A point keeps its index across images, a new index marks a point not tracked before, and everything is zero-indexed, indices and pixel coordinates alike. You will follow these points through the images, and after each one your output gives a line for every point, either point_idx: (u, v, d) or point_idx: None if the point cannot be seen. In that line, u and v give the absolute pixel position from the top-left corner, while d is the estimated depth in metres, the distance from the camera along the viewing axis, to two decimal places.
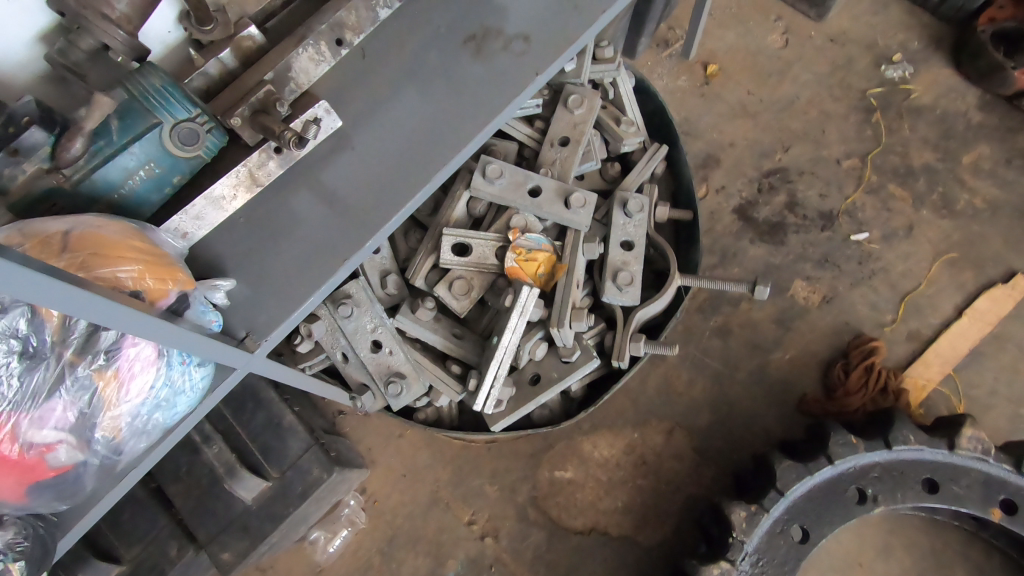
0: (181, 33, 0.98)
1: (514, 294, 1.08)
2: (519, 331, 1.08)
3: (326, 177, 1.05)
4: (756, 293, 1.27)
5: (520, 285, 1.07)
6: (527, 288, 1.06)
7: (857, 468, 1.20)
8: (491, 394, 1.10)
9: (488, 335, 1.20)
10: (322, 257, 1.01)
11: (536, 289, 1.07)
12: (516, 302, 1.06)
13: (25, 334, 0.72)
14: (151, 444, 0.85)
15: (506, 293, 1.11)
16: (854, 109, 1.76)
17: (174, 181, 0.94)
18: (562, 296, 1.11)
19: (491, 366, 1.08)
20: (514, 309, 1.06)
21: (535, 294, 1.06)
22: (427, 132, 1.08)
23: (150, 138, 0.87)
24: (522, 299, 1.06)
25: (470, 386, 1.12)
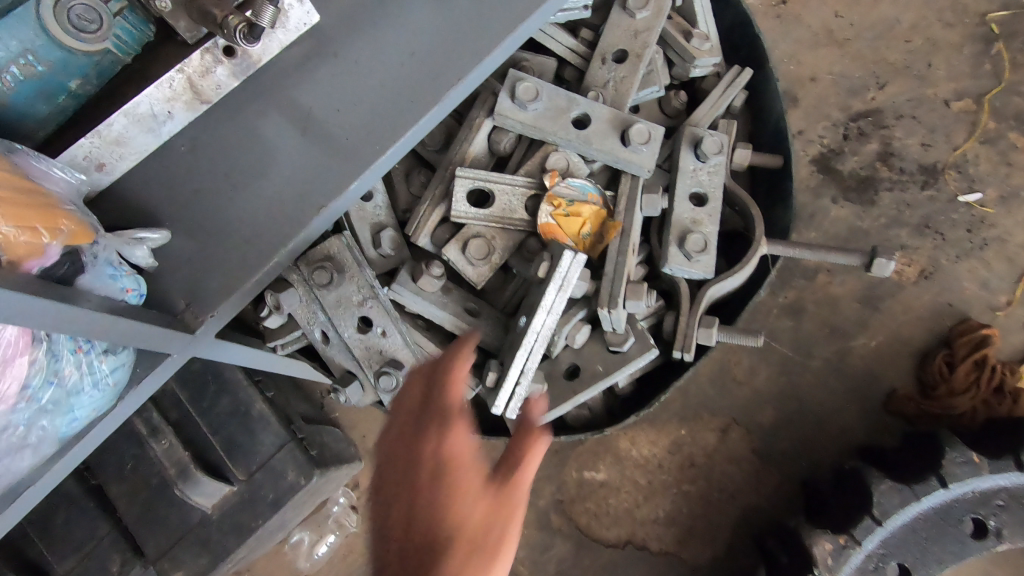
0: None
1: (551, 261, 0.80)
2: (556, 312, 0.81)
3: (300, 91, 0.76)
4: (875, 270, 0.99)
5: (560, 249, 0.79)
6: (570, 255, 0.78)
7: (975, 495, 0.94)
8: (516, 396, 0.85)
9: (512, 314, 0.94)
10: (295, 203, 0.74)
11: (579, 255, 0.78)
12: (554, 273, 0.79)
13: None
14: (39, 466, 0.60)
15: (539, 259, 0.82)
16: (969, 38, 1.40)
17: (71, 87, 0.67)
18: (612, 268, 0.83)
19: (514, 363, 0.82)
20: (551, 283, 0.78)
21: (580, 263, 0.79)
22: (438, 34, 0.78)
23: (20, 13, 0.59)
24: (562, 271, 0.78)
25: (488, 379, 0.86)
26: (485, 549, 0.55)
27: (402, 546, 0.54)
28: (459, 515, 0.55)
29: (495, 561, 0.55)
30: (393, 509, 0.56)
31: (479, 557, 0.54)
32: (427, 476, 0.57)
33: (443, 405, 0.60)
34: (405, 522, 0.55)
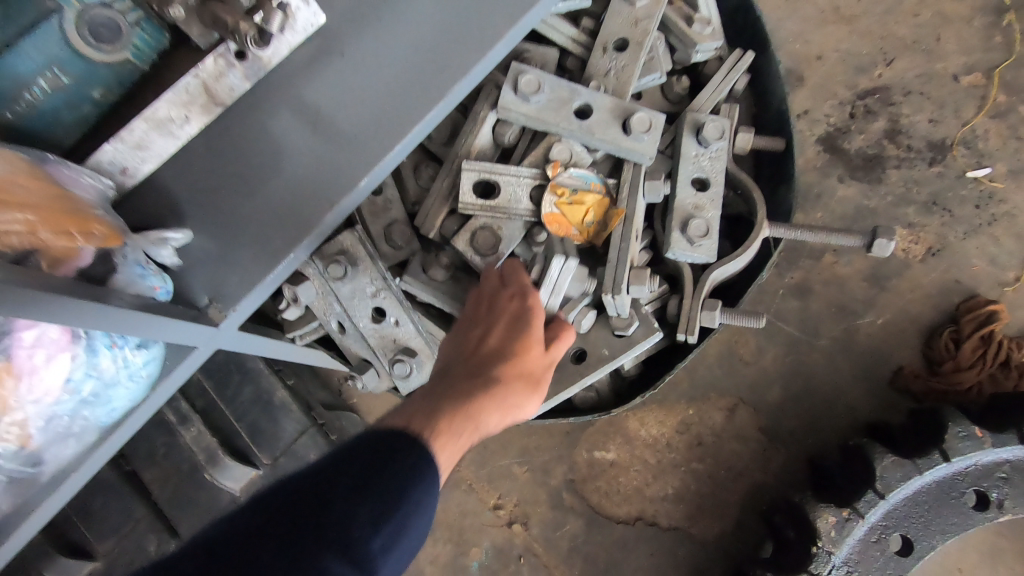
0: None
1: (543, 266, 0.86)
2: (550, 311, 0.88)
3: (309, 90, 0.78)
4: (875, 251, 1.01)
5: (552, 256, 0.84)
6: (560, 262, 0.84)
7: (978, 469, 0.96)
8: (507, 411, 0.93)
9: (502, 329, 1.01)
10: (306, 200, 0.77)
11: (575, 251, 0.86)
12: (546, 277, 0.85)
13: None
14: (84, 450, 0.66)
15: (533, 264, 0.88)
16: (979, 10, 1.38)
17: (96, 97, 0.70)
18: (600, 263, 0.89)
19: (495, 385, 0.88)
20: (545, 285, 0.85)
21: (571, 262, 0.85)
22: (440, 29, 0.80)
23: (48, 30, 0.63)
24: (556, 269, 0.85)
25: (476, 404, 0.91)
26: (532, 374, 0.75)
27: (476, 353, 0.74)
28: (527, 349, 0.75)
29: (537, 391, 0.75)
30: (472, 332, 0.77)
31: (526, 380, 0.74)
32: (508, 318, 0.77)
33: (520, 285, 0.81)
34: (480, 340, 0.75)
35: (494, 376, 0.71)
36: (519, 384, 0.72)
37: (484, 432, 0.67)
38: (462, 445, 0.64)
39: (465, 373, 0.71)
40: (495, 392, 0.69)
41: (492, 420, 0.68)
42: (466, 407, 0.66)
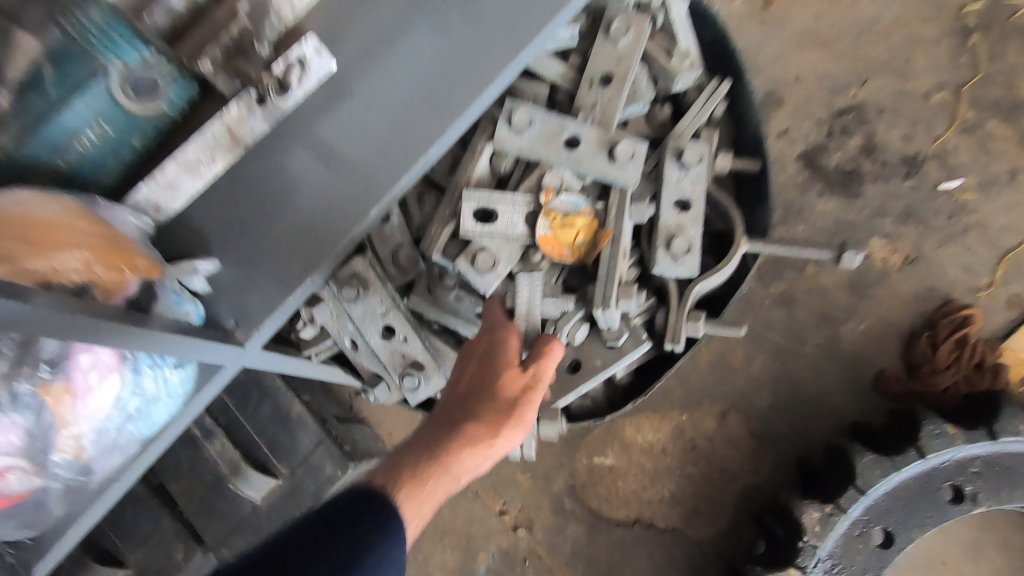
0: None
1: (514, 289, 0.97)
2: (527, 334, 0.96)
3: (323, 130, 0.87)
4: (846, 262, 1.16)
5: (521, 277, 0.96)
6: (528, 282, 0.95)
7: (952, 464, 1.02)
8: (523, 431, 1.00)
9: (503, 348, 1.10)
10: (320, 230, 0.85)
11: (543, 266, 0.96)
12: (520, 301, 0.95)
13: None
14: (127, 459, 0.72)
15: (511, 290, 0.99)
16: (947, 32, 1.47)
17: (135, 144, 0.78)
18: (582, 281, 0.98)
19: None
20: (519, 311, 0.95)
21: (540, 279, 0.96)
22: (440, 72, 0.89)
23: (97, 89, 0.70)
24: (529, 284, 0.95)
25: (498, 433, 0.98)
26: (508, 404, 0.77)
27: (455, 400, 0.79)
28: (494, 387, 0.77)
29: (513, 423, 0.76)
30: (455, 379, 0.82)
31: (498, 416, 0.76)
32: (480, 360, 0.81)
33: (494, 325, 0.84)
34: (458, 387, 0.80)
35: (461, 419, 0.76)
36: (487, 420, 0.75)
37: (453, 473, 0.72)
38: (425, 496, 0.70)
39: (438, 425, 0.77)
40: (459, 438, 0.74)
41: (458, 461, 0.72)
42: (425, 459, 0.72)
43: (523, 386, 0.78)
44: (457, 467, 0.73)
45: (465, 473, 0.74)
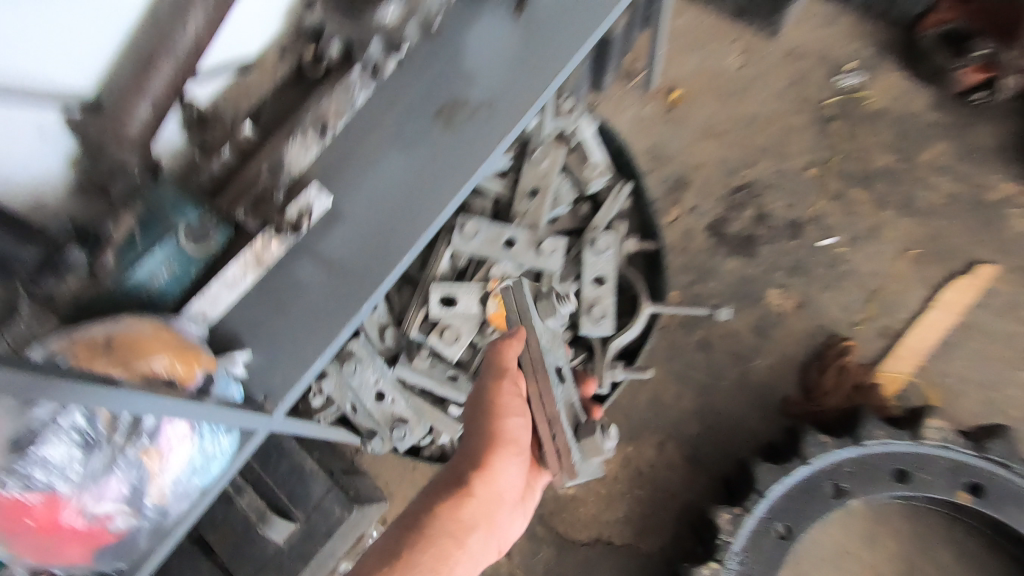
0: (184, 140, 1.18)
1: (473, 349, 1.31)
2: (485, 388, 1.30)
3: (324, 247, 1.19)
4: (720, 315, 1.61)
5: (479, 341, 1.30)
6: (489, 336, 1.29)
7: (830, 466, 1.30)
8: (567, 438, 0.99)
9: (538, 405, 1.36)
10: (325, 322, 1.15)
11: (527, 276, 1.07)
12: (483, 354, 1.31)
13: (83, 427, 0.83)
14: (192, 505, 0.98)
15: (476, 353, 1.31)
16: (812, 121, 1.85)
17: (192, 274, 1.10)
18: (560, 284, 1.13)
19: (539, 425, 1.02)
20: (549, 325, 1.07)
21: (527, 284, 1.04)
22: (407, 199, 1.21)
23: (169, 242, 1.03)
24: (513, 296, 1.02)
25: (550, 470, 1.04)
26: (476, 447, 1.02)
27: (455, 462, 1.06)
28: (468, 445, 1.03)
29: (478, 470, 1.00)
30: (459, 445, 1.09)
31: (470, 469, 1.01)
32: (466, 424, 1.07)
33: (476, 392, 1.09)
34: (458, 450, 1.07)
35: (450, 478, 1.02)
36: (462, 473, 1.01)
37: (444, 520, 0.97)
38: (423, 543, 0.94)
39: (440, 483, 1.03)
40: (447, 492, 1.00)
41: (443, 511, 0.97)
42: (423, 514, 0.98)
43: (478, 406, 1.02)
44: (452, 507, 0.98)
45: (460, 514, 0.98)
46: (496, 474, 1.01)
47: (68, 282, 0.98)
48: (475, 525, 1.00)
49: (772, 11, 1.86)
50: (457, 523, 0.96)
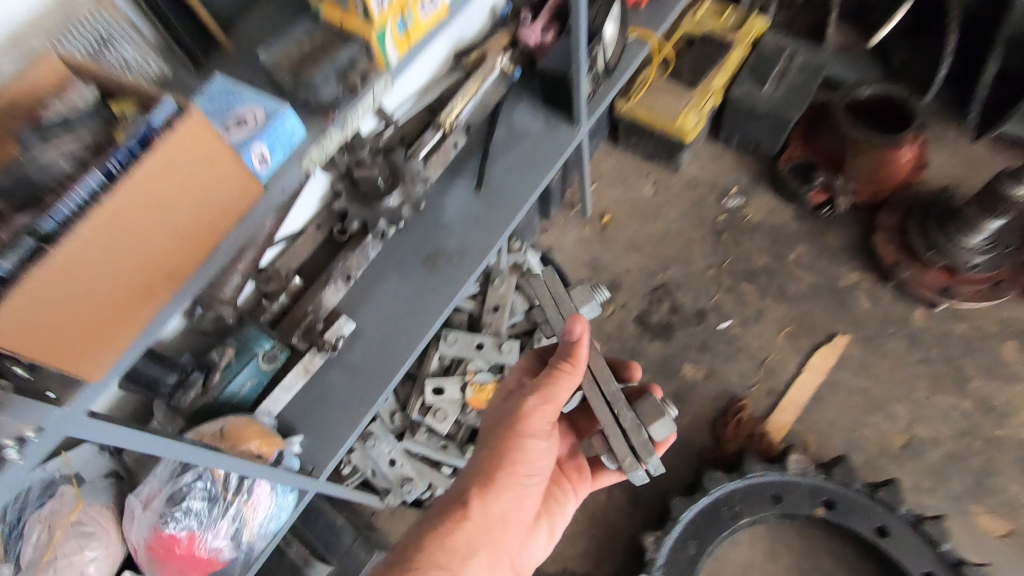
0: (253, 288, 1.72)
1: (459, 423, 1.83)
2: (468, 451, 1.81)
3: (350, 358, 1.72)
4: None
5: (463, 416, 1.81)
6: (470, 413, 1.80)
7: (725, 495, 1.77)
8: (632, 417, 1.26)
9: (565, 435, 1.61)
10: (352, 411, 1.66)
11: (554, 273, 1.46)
12: (468, 425, 1.82)
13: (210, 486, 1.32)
14: (269, 542, 1.45)
15: (463, 426, 1.83)
16: (709, 233, 2.45)
17: (262, 382, 1.62)
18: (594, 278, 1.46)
19: (600, 409, 1.29)
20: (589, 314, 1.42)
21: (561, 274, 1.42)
22: (405, 321, 1.77)
23: (252, 363, 1.56)
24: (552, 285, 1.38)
25: (613, 447, 1.26)
26: (498, 460, 1.24)
27: (475, 472, 1.26)
28: (493, 455, 1.25)
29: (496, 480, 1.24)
30: (479, 456, 1.28)
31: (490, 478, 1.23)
32: (491, 433, 1.28)
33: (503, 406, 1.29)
34: (479, 460, 1.27)
35: (471, 488, 1.24)
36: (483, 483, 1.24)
37: (467, 523, 1.20)
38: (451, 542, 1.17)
39: (460, 494, 1.23)
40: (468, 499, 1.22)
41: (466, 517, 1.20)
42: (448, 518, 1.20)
43: (511, 416, 1.26)
44: (469, 514, 1.20)
45: (475, 521, 1.20)
46: (504, 489, 1.25)
47: (190, 394, 1.46)
48: (485, 530, 1.22)
49: (671, 156, 2.52)
50: (471, 532, 1.19)
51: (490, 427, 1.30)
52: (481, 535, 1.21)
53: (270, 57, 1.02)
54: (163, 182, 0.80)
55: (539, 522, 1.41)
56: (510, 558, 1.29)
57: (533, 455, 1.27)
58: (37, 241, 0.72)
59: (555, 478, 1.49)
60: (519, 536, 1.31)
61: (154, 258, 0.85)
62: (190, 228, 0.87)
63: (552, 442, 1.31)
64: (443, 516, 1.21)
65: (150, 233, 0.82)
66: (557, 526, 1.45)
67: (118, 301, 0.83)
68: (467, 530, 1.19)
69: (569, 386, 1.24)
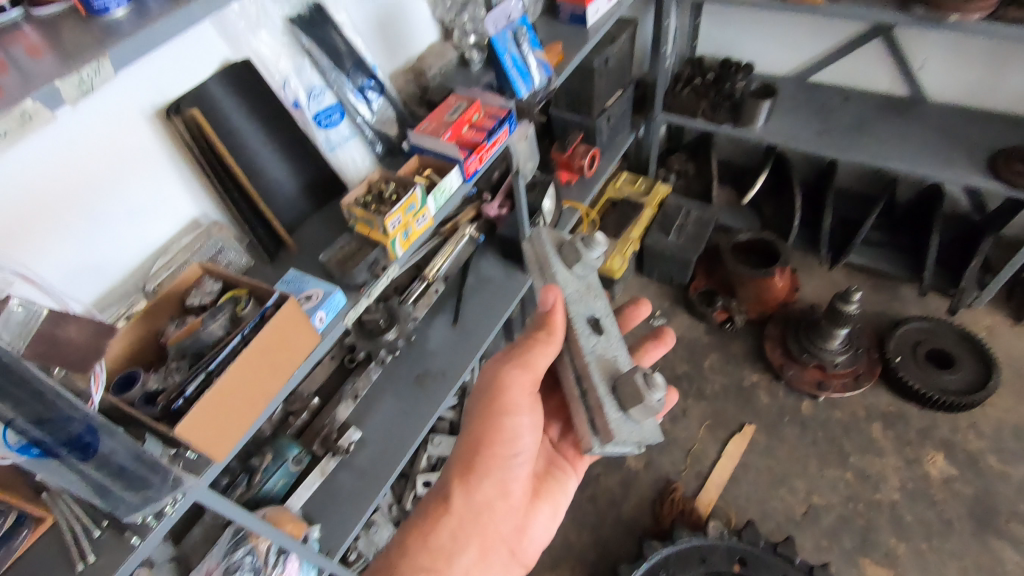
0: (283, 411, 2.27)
1: None
2: None
3: (356, 461, 2.19)
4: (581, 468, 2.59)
5: None
6: None
7: (661, 559, 2.20)
8: (599, 397, 1.40)
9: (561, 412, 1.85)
10: (358, 503, 2.09)
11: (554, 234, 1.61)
12: None
13: (257, 561, 1.75)
14: None
15: None
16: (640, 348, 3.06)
17: (286, 482, 2.07)
18: (592, 237, 1.53)
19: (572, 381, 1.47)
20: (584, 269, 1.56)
21: (549, 245, 1.56)
22: (400, 428, 2.27)
23: (284, 464, 2.08)
24: (541, 253, 1.56)
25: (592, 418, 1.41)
26: (471, 455, 1.51)
27: (455, 466, 1.53)
28: (466, 449, 1.52)
29: (468, 472, 1.51)
30: (456, 452, 1.55)
31: (464, 471, 1.51)
32: (465, 428, 1.54)
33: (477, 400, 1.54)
34: (456, 455, 1.54)
35: (449, 482, 1.52)
36: (458, 476, 1.51)
37: (446, 514, 1.50)
38: (434, 530, 1.49)
39: (442, 488, 1.53)
40: (447, 493, 1.51)
41: (446, 507, 1.50)
42: (430, 512, 1.51)
43: (480, 409, 1.51)
44: (448, 506, 1.50)
45: (455, 509, 1.50)
46: (476, 480, 1.51)
47: (238, 489, 1.97)
48: (463, 517, 1.51)
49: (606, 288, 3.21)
50: (449, 521, 1.50)
51: (465, 422, 1.55)
52: (463, 527, 1.52)
53: (327, 256, 1.69)
54: (274, 341, 1.38)
55: (540, 503, 1.73)
56: (500, 540, 1.60)
57: (506, 442, 1.53)
58: (206, 374, 1.30)
59: (556, 459, 1.81)
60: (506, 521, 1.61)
61: (258, 383, 1.38)
62: (281, 363, 1.43)
63: (532, 420, 1.55)
64: (430, 508, 1.51)
65: (260, 370, 1.38)
66: (559, 504, 1.77)
67: (244, 414, 1.36)
68: (449, 527, 1.50)
69: (545, 357, 1.43)
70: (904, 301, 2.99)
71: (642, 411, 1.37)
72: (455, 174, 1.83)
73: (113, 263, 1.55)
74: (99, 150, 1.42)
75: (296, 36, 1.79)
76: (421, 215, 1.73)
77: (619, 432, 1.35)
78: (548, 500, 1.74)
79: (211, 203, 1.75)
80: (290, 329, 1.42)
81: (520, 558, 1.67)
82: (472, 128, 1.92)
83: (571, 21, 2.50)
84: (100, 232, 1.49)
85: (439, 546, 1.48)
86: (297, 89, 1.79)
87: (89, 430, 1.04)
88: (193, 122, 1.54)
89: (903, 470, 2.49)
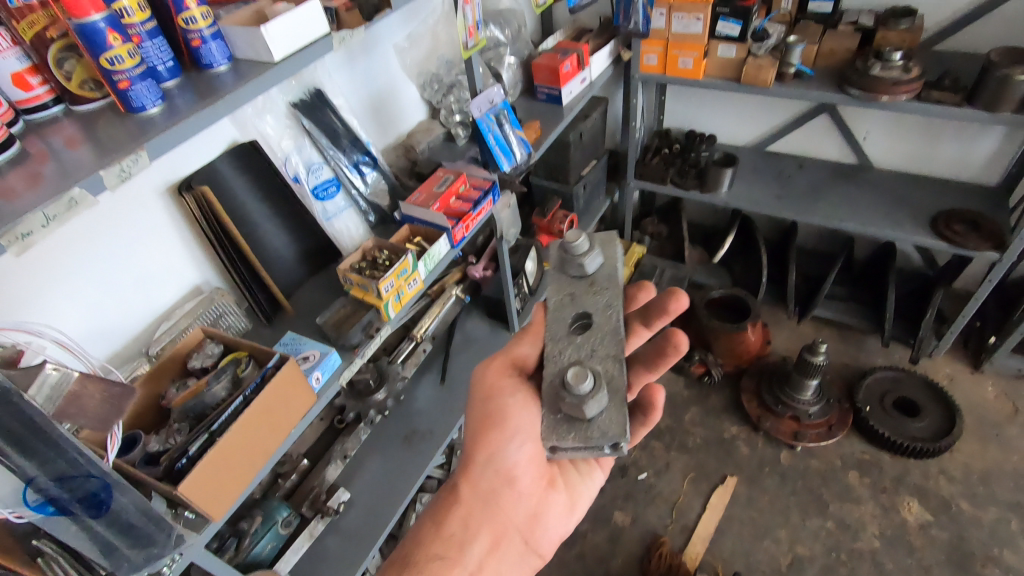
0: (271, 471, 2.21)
1: None
2: None
3: (345, 523, 2.20)
4: None
5: None
6: None
7: None
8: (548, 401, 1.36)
9: None
10: (346, 565, 2.09)
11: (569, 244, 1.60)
12: None
13: None
14: None
15: None
16: None
17: (273, 546, 2.04)
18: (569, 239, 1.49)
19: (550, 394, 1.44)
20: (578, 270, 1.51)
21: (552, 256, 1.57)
22: (389, 487, 2.29)
23: (273, 528, 2.04)
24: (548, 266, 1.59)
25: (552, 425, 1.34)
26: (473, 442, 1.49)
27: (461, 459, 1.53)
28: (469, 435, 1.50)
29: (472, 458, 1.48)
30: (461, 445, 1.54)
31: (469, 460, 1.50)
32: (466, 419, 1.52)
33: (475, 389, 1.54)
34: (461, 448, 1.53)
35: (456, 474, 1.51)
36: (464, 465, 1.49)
37: (456, 502, 1.47)
38: (446, 520, 1.45)
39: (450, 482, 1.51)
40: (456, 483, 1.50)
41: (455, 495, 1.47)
42: (442, 503, 1.48)
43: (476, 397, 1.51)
44: (456, 495, 1.48)
45: (463, 498, 1.47)
46: (480, 465, 1.48)
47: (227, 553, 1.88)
48: (473, 507, 1.47)
49: None
50: (461, 510, 1.46)
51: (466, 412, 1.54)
52: (475, 514, 1.47)
53: (323, 319, 1.81)
54: (272, 404, 1.45)
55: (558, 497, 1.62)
56: (514, 530, 1.52)
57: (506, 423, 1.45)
58: (208, 435, 1.35)
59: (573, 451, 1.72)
60: (523, 507, 1.54)
61: (253, 445, 1.43)
62: (276, 423, 1.48)
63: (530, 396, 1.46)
64: (440, 500, 1.49)
65: (256, 433, 1.43)
66: (577, 498, 1.65)
67: (240, 474, 1.41)
68: (460, 514, 1.46)
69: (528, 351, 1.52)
70: (869, 352, 3.15)
71: (573, 408, 1.26)
72: (443, 241, 1.97)
73: (120, 329, 1.63)
74: (112, 224, 1.52)
75: (298, 119, 1.95)
76: (411, 279, 1.85)
77: (547, 432, 1.28)
78: (564, 489, 1.62)
79: (212, 270, 1.85)
80: (286, 392, 1.49)
81: (536, 550, 1.58)
82: (459, 199, 2.08)
83: (547, 100, 2.75)
84: (109, 301, 1.58)
85: (450, 536, 1.43)
86: (297, 165, 1.92)
87: (104, 488, 1.10)
88: (202, 198, 1.67)
89: (880, 517, 2.56)
